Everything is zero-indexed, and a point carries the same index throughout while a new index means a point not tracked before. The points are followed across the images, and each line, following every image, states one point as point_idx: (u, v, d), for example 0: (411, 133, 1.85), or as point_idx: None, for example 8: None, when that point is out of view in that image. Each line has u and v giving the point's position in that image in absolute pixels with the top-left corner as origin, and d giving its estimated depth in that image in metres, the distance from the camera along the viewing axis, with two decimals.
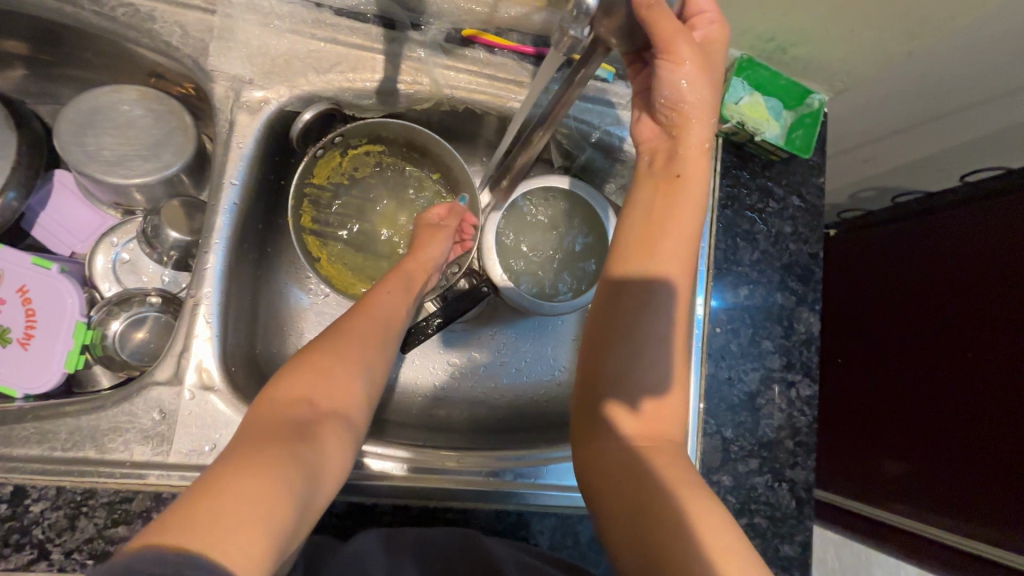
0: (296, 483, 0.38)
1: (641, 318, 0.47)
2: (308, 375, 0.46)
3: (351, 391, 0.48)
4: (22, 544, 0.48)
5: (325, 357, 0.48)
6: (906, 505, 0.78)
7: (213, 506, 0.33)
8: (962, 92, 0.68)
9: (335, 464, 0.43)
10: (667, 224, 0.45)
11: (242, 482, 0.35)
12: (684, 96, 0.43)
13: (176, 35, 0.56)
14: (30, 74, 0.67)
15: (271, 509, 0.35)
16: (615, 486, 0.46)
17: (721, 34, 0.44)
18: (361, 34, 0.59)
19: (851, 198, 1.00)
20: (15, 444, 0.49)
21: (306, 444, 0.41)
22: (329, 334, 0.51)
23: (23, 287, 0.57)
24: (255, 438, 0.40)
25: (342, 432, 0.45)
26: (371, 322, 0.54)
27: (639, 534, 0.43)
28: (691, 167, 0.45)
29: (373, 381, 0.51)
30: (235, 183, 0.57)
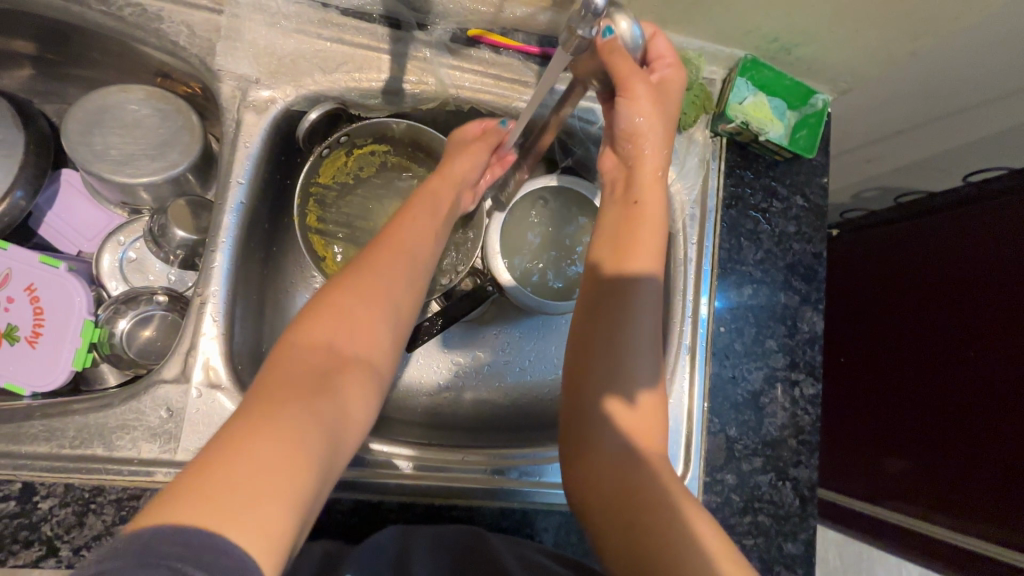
0: (318, 440, 0.39)
1: (622, 327, 0.53)
2: (328, 323, 0.46)
3: (374, 338, 0.48)
4: (32, 541, 0.48)
5: (346, 303, 0.48)
6: (909, 504, 0.79)
7: (231, 473, 0.34)
8: (966, 92, 0.68)
9: (356, 417, 0.44)
10: (628, 238, 0.54)
11: (265, 441, 0.36)
12: (640, 131, 0.53)
13: (183, 35, 0.56)
14: (37, 74, 0.67)
15: (294, 468, 0.36)
16: (607, 487, 0.49)
17: (677, 77, 0.54)
18: (367, 34, 0.59)
19: (853, 198, 1.01)
20: (22, 441, 0.49)
21: (328, 396, 0.42)
22: (349, 275, 0.51)
23: (32, 286, 0.57)
24: (278, 389, 0.41)
25: (364, 382, 0.46)
26: (396, 260, 0.53)
27: (632, 539, 0.45)
28: (648, 191, 0.55)
29: (397, 321, 0.51)
30: (242, 182, 0.57)
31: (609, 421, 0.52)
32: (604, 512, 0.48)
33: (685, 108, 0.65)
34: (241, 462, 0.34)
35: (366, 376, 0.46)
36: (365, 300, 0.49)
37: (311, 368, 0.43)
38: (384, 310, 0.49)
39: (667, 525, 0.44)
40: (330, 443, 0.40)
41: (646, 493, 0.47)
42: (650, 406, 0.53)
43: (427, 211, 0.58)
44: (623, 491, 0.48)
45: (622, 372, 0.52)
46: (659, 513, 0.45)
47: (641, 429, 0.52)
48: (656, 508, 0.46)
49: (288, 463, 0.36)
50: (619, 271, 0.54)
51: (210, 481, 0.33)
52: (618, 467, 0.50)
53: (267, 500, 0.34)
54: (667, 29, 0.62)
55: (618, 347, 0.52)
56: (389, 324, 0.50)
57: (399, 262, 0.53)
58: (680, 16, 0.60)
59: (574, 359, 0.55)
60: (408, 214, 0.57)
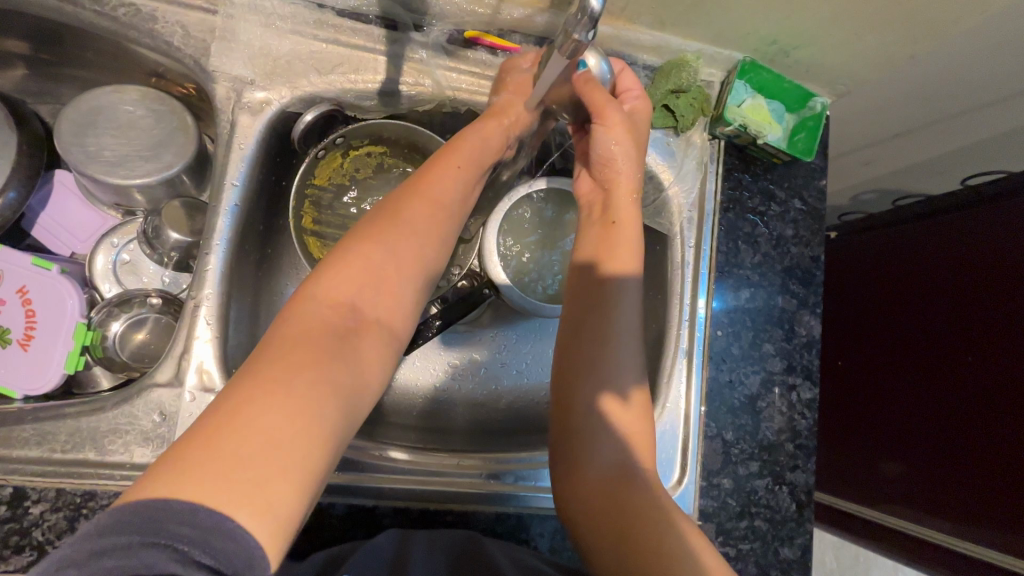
0: (329, 407, 0.38)
1: (606, 330, 0.53)
2: (352, 276, 0.45)
3: (399, 295, 0.47)
4: (22, 546, 0.48)
5: (372, 256, 0.46)
6: (904, 507, 0.79)
7: (239, 441, 0.34)
8: (965, 95, 0.68)
9: (375, 374, 0.44)
10: (604, 254, 0.55)
11: (283, 408, 0.36)
12: (614, 154, 0.55)
13: (178, 35, 0.56)
14: (30, 74, 0.67)
15: (310, 439, 0.36)
16: (594, 491, 0.50)
17: (644, 106, 0.57)
18: (363, 35, 0.59)
19: (852, 201, 1.00)
20: (14, 445, 0.49)
21: (349, 357, 0.41)
22: (378, 223, 0.48)
23: (23, 287, 0.57)
24: (298, 347, 0.40)
25: (383, 340, 0.45)
26: (430, 211, 0.50)
27: (618, 545, 0.46)
28: (624, 211, 0.56)
29: (423, 275, 0.49)
30: (236, 184, 0.57)
31: (601, 420, 0.52)
32: (589, 518, 0.49)
33: (683, 111, 0.64)
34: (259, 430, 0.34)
35: (386, 335, 0.46)
36: (393, 253, 0.47)
37: (333, 324, 0.42)
38: (412, 264, 0.48)
39: (652, 533, 0.45)
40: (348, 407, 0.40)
41: (632, 502, 0.48)
42: (637, 410, 0.53)
43: (472, 154, 0.54)
44: (609, 500, 0.48)
45: (607, 372, 0.53)
46: (643, 522, 0.46)
47: (629, 432, 0.52)
48: (641, 517, 0.47)
49: (304, 433, 0.36)
50: (599, 275, 0.55)
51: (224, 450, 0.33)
52: (604, 474, 0.50)
53: (282, 473, 0.34)
54: (666, 31, 0.62)
55: (602, 350, 0.53)
56: (416, 278, 0.48)
57: (433, 212, 0.50)
58: (678, 18, 0.60)
59: (560, 360, 0.55)
60: (448, 157, 0.53)
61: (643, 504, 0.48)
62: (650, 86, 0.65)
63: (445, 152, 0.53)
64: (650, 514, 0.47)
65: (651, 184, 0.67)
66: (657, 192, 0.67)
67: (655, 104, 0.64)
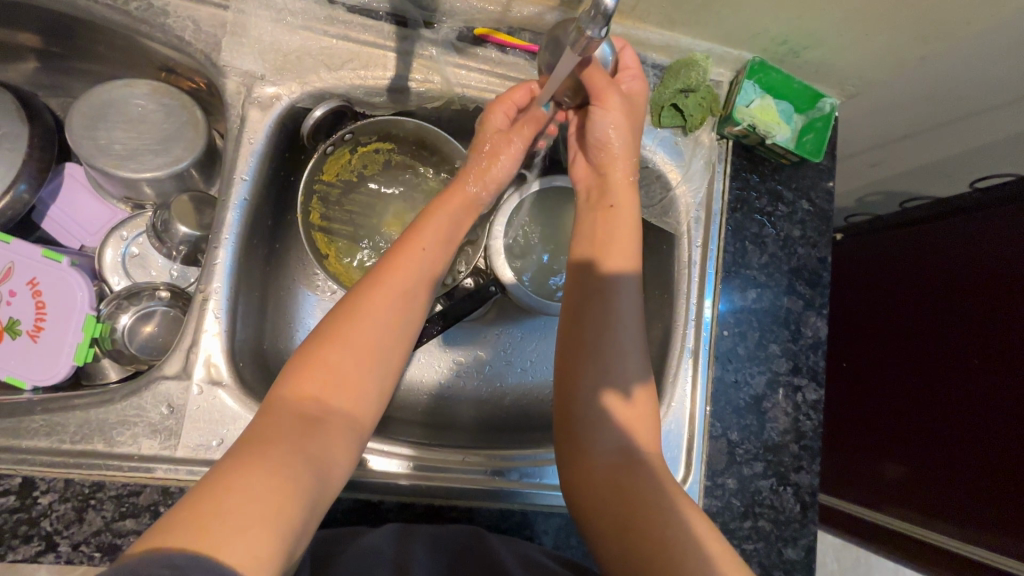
0: (305, 479, 0.38)
1: (606, 321, 0.53)
2: (315, 372, 0.44)
3: (362, 389, 0.46)
4: (31, 536, 0.48)
5: (333, 349, 0.45)
6: (907, 510, 0.79)
7: (221, 504, 0.34)
8: (975, 98, 0.67)
9: (339, 472, 0.42)
10: (602, 240, 0.56)
11: (249, 484, 0.35)
12: (611, 138, 0.56)
13: (189, 30, 0.56)
14: (42, 67, 0.67)
15: (280, 508, 0.35)
16: (594, 478, 0.49)
17: (641, 88, 0.58)
18: (373, 32, 0.59)
19: (858, 202, 1.00)
20: (23, 436, 0.49)
21: (310, 448, 0.40)
22: (340, 315, 0.48)
23: (34, 279, 0.57)
24: (257, 441, 0.39)
25: (347, 434, 0.44)
26: (393, 298, 0.49)
27: (619, 533, 0.45)
28: (619, 194, 0.57)
29: (388, 368, 0.48)
30: (246, 178, 0.57)
31: (600, 417, 0.52)
32: (593, 505, 0.48)
33: (692, 110, 0.64)
34: (226, 502, 0.34)
35: (349, 431, 0.44)
36: (355, 345, 0.46)
37: (294, 420, 0.41)
38: (374, 355, 0.47)
39: (654, 521, 0.44)
40: (312, 498, 0.38)
41: (637, 490, 0.47)
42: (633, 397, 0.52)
43: (433, 237, 0.54)
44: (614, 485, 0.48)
45: (608, 366, 0.52)
46: (647, 510, 0.45)
47: (628, 422, 0.51)
48: (644, 504, 0.46)
49: (272, 506, 0.35)
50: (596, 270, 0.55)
51: (195, 519, 0.33)
52: (608, 460, 0.50)
53: (253, 532, 0.33)
54: (675, 30, 0.62)
55: (604, 352, 0.53)
56: (380, 370, 0.47)
57: (396, 299, 0.49)
58: (688, 17, 0.60)
59: (559, 350, 0.56)
60: (411, 241, 0.53)
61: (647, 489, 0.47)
62: (659, 85, 0.65)
63: (408, 237, 0.53)
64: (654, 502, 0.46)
65: (659, 183, 0.68)
66: (664, 191, 0.68)
67: (664, 103, 0.64)
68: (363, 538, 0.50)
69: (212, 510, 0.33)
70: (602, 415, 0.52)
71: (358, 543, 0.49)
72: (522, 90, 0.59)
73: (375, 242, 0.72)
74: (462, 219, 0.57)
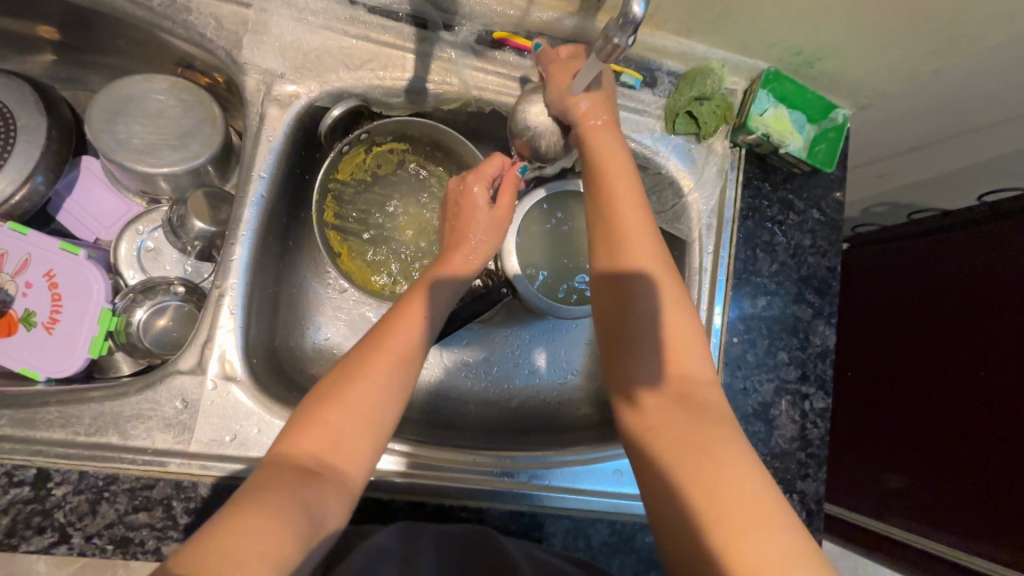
0: (300, 530, 0.38)
1: (653, 301, 0.48)
2: (315, 430, 0.43)
3: (360, 450, 0.44)
4: (44, 527, 0.48)
5: (335, 408, 0.44)
6: (909, 520, 0.80)
7: (224, 548, 0.34)
8: (985, 112, 0.68)
9: (331, 528, 0.41)
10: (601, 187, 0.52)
11: (251, 523, 0.36)
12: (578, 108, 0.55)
13: (211, 27, 0.56)
14: (59, 60, 0.68)
15: (274, 559, 0.35)
16: (649, 459, 0.45)
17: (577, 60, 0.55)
18: (393, 33, 0.59)
19: (864, 212, 1.01)
20: (38, 427, 0.50)
21: (306, 500, 0.39)
22: (346, 370, 0.47)
23: (50, 271, 0.58)
24: (259, 490, 0.39)
25: (341, 493, 0.42)
26: (396, 352, 0.48)
27: (682, 508, 0.41)
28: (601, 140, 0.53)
29: (386, 429, 0.46)
30: (263, 176, 0.57)
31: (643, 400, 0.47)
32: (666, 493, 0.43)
33: (706, 118, 0.65)
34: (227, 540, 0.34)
35: (344, 491, 0.43)
36: (356, 405, 0.44)
37: (291, 474, 0.40)
38: (374, 418, 0.45)
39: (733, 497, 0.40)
40: (304, 546, 0.38)
41: (709, 462, 0.42)
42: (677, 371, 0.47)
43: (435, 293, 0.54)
44: (691, 451, 0.43)
45: (650, 349, 0.48)
46: (723, 484, 0.40)
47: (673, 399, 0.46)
48: (720, 467, 0.41)
49: (268, 549, 0.35)
50: (633, 251, 0.49)
51: (201, 554, 0.33)
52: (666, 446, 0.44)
53: (247, 571, 0.33)
54: (692, 38, 0.62)
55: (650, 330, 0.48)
56: (379, 434, 0.46)
57: (400, 361, 0.48)
58: (706, 26, 0.60)
59: (607, 322, 0.51)
60: (415, 297, 0.53)
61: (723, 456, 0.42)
62: (673, 93, 0.65)
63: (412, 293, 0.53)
64: (728, 468, 0.41)
65: (671, 189, 0.68)
66: (677, 198, 0.68)
67: (679, 110, 0.65)
68: (371, 537, 0.50)
69: (215, 549, 0.34)
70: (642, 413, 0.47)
71: (369, 540, 0.49)
72: (496, 162, 0.60)
73: (388, 241, 0.72)
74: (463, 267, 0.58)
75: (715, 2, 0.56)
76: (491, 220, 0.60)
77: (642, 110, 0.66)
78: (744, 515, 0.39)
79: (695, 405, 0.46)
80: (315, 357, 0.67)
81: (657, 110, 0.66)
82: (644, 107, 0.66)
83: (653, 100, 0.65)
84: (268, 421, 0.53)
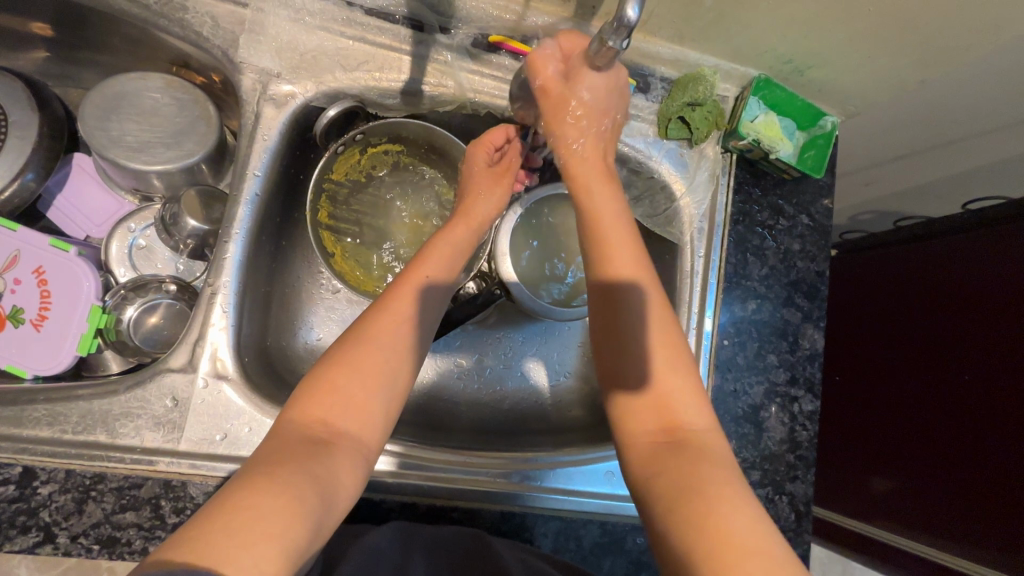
0: (313, 497, 0.38)
1: (633, 320, 0.51)
2: (323, 397, 0.44)
3: (367, 414, 0.45)
4: (29, 526, 0.47)
5: (342, 373, 0.46)
6: (896, 523, 0.81)
7: (230, 524, 0.34)
8: (971, 122, 0.69)
9: (347, 494, 0.41)
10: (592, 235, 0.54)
11: (260, 499, 0.35)
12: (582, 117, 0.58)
13: (207, 26, 0.57)
14: (52, 56, 0.67)
15: (287, 524, 0.35)
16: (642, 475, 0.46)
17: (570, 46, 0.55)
18: (389, 35, 0.60)
19: (852, 219, 1.02)
20: (24, 425, 0.49)
21: (317, 466, 0.40)
22: (349, 340, 0.48)
23: (39, 268, 0.57)
24: (267, 462, 0.39)
25: (354, 458, 0.43)
26: (394, 323, 0.50)
27: (669, 520, 0.41)
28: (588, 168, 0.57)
29: (393, 393, 0.47)
30: (258, 174, 0.57)
31: (625, 424, 0.49)
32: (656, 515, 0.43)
33: (698, 124, 0.66)
34: (236, 515, 0.34)
35: (358, 455, 0.44)
36: (362, 369, 0.46)
37: (302, 441, 0.41)
38: (380, 380, 0.47)
39: (727, 523, 0.39)
40: (319, 514, 0.37)
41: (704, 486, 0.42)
42: (669, 396, 0.48)
43: (437, 265, 0.55)
44: (678, 481, 0.43)
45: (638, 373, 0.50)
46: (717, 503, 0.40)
47: (662, 430, 0.47)
48: (710, 496, 0.41)
49: (282, 520, 0.35)
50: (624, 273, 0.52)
51: (205, 534, 0.33)
52: (653, 467, 0.45)
53: (260, 547, 0.33)
54: (685, 45, 0.63)
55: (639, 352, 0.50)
56: (386, 397, 0.47)
57: (403, 326, 0.50)
58: (698, 33, 0.61)
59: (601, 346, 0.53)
60: (414, 269, 0.54)
61: (714, 480, 0.42)
62: (666, 98, 0.66)
63: (410, 266, 0.55)
64: (719, 491, 0.41)
65: (663, 194, 0.69)
66: (669, 202, 0.69)
67: (671, 115, 0.66)
68: (364, 538, 0.50)
69: (219, 526, 0.33)
70: (634, 444, 0.48)
71: (362, 539, 0.49)
72: (499, 132, 0.63)
73: (383, 242, 0.72)
74: (461, 251, 0.59)
75: (708, 10, 0.57)
76: (492, 186, 0.65)
77: (635, 115, 0.66)
78: (732, 536, 0.38)
79: (687, 433, 0.46)
80: (308, 357, 0.66)
81: (649, 115, 0.67)
82: (636, 111, 0.67)
83: (646, 105, 0.66)
84: (259, 420, 0.53)
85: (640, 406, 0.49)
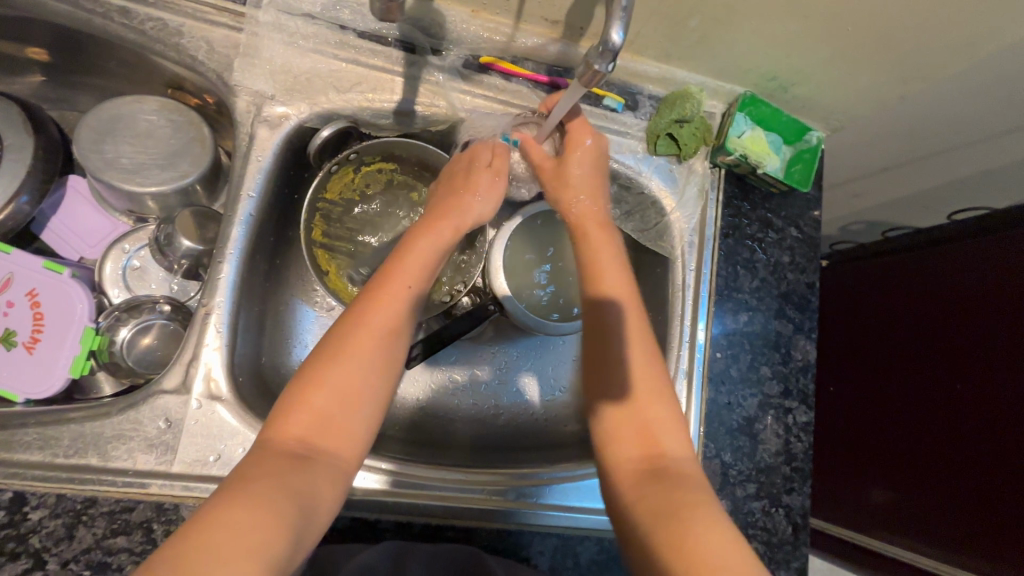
0: (293, 513, 0.38)
1: (615, 345, 0.53)
2: (300, 414, 0.44)
3: (346, 431, 0.45)
4: (18, 553, 0.47)
5: (317, 389, 0.45)
6: (894, 534, 0.80)
7: (210, 539, 0.33)
8: (953, 136, 0.71)
9: (325, 511, 0.41)
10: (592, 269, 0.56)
11: (239, 516, 0.35)
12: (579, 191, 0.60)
13: (202, 50, 0.58)
14: (48, 81, 0.68)
15: (264, 539, 0.35)
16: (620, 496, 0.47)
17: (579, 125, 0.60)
18: (382, 56, 0.61)
19: (841, 231, 1.04)
20: (16, 449, 0.49)
21: (295, 483, 0.40)
22: (330, 349, 0.47)
23: (33, 291, 0.57)
24: (245, 478, 0.39)
25: (333, 478, 0.43)
26: (376, 334, 0.48)
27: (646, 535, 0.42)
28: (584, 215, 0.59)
29: (371, 408, 0.46)
30: (252, 195, 0.58)
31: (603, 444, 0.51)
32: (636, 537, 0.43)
33: (686, 139, 0.67)
34: (212, 534, 0.34)
35: (337, 474, 0.43)
36: (341, 386, 0.45)
37: (281, 459, 0.41)
38: (359, 395, 0.46)
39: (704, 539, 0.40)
40: (297, 533, 0.37)
41: (682, 505, 0.43)
42: (650, 421, 0.50)
43: (422, 275, 0.53)
44: (663, 502, 0.43)
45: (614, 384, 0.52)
46: (695, 519, 0.41)
47: (643, 454, 0.48)
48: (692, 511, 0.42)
49: (258, 539, 0.34)
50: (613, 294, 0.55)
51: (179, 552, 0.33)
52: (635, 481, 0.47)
53: (239, 562, 0.33)
54: (671, 64, 0.65)
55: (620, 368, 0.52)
56: (368, 411, 0.46)
57: (379, 341, 0.48)
58: (683, 53, 0.62)
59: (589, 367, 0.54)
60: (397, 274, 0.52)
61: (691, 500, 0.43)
62: (655, 115, 0.68)
63: (391, 274, 0.52)
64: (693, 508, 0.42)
65: (654, 209, 0.70)
66: (659, 217, 0.70)
67: (659, 132, 0.67)
68: (360, 555, 0.50)
69: (199, 541, 0.33)
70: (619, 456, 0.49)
71: (358, 557, 0.49)
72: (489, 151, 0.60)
73: (376, 259, 0.72)
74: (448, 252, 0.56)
75: (692, 30, 0.58)
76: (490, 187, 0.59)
77: (624, 133, 0.68)
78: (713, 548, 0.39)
79: (669, 460, 0.48)
80: None
81: (638, 132, 0.68)
82: (626, 129, 0.68)
83: (635, 123, 0.68)
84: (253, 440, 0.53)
85: (620, 431, 0.50)
